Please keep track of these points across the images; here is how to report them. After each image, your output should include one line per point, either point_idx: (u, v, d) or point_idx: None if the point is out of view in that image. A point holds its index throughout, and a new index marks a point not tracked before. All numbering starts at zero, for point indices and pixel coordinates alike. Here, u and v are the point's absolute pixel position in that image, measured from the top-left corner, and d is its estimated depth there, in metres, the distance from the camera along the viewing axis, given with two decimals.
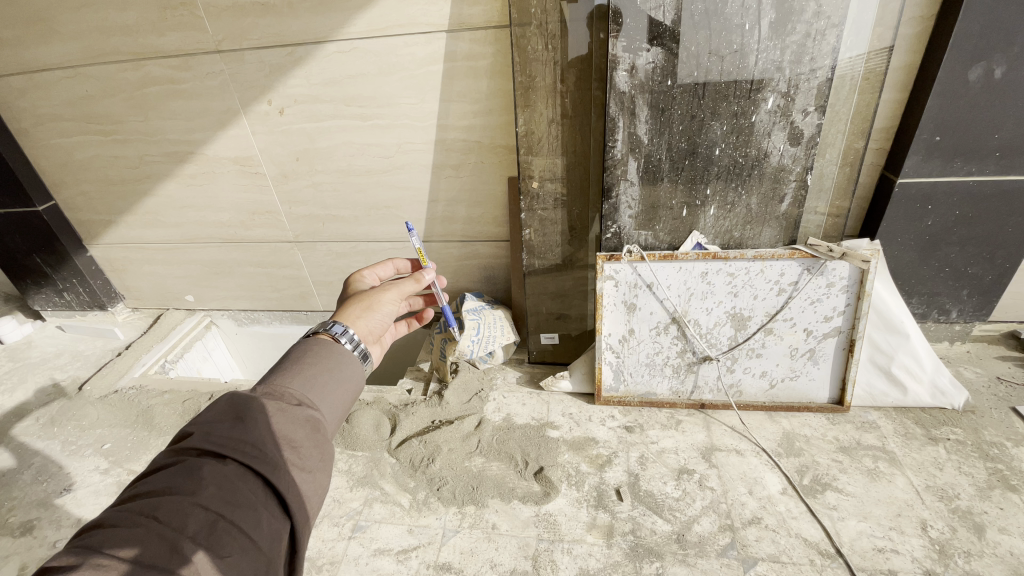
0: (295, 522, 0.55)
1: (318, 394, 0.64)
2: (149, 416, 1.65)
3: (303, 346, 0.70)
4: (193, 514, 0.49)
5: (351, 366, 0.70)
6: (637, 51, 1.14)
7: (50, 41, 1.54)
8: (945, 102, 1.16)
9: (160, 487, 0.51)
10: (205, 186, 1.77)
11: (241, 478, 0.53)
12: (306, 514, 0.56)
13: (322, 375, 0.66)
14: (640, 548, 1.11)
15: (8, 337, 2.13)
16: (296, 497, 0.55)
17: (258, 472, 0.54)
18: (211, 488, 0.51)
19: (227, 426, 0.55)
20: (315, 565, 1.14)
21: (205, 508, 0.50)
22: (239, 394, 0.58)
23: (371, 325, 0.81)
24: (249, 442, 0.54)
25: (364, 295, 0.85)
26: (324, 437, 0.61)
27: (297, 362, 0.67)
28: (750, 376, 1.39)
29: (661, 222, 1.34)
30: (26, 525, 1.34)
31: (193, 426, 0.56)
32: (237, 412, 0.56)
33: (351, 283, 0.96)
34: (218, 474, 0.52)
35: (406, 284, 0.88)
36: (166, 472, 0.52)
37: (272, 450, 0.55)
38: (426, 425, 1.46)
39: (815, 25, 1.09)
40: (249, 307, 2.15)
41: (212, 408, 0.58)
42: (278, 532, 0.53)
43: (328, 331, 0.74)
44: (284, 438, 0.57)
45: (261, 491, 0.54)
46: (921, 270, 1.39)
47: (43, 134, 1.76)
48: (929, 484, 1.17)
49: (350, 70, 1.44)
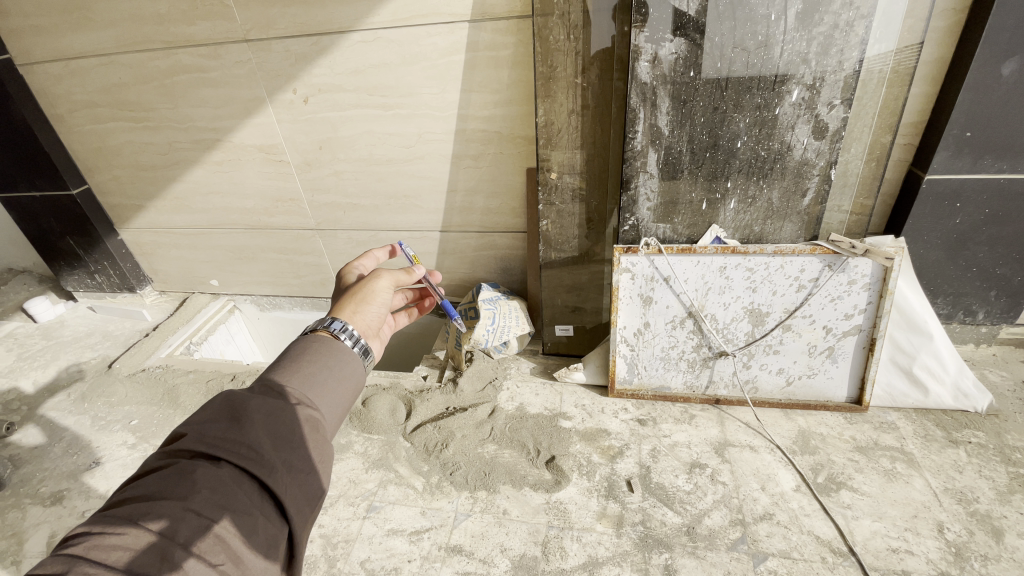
0: (292, 526, 0.55)
1: (318, 394, 0.65)
2: (174, 395, 1.70)
3: (302, 343, 0.71)
4: (185, 520, 0.50)
5: (351, 364, 0.71)
6: (660, 41, 1.13)
7: (86, 29, 1.59)
8: (976, 96, 1.12)
9: (150, 491, 0.52)
10: (231, 173, 1.82)
11: (236, 481, 0.53)
12: (304, 518, 0.57)
13: (320, 373, 0.67)
14: (649, 538, 1.11)
15: (42, 316, 2.21)
16: (293, 501, 0.56)
17: (253, 474, 0.54)
18: (204, 491, 0.52)
19: (221, 426, 0.56)
20: (330, 543, 1.18)
21: (197, 513, 0.50)
22: (234, 393, 0.59)
23: (368, 320, 0.80)
24: (245, 444, 0.55)
25: (357, 289, 0.83)
26: (323, 437, 0.61)
27: (294, 360, 0.68)
28: (767, 373, 1.38)
29: (680, 215, 1.33)
30: (56, 495, 1.41)
31: (186, 428, 0.57)
32: (233, 412, 0.57)
33: (341, 280, 0.93)
34: (212, 478, 0.53)
35: (400, 272, 0.88)
36: (157, 476, 0.53)
37: (268, 451, 0.56)
38: (440, 411, 1.48)
39: (843, 16, 1.06)
40: (272, 292, 2.20)
41: (205, 409, 0.58)
42: (275, 538, 0.54)
43: (327, 328, 0.74)
44: (282, 438, 0.57)
45: (257, 494, 0.54)
46: (948, 269, 1.36)
47: (78, 120, 1.82)
48: (947, 486, 1.15)
49: (373, 60, 1.46)
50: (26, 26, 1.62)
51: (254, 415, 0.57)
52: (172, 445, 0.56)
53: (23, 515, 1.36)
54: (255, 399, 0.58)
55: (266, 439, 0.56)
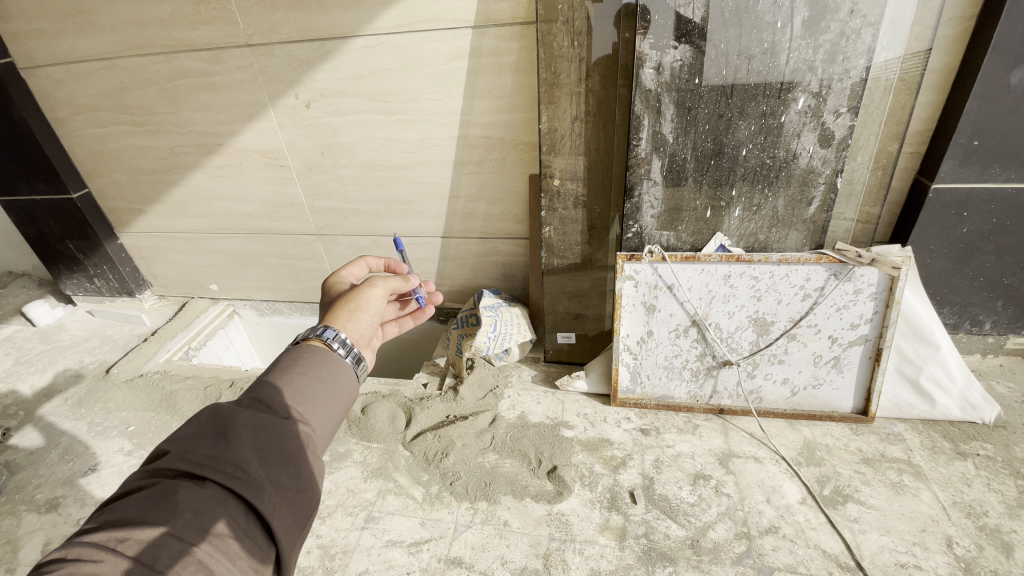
0: (279, 548, 0.54)
1: (309, 407, 0.63)
2: (172, 401, 1.69)
3: (293, 353, 0.69)
4: (166, 546, 0.48)
5: (342, 375, 0.69)
6: (665, 48, 1.12)
7: (88, 32, 1.58)
8: (984, 105, 1.11)
9: (128, 514, 0.49)
10: (232, 177, 1.81)
11: (221, 503, 0.52)
12: (293, 539, 0.55)
13: (312, 386, 0.65)
14: (653, 552, 1.09)
15: (40, 320, 2.20)
16: (281, 521, 0.54)
17: (240, 495, 0.53)
18: (188, 514, 0.49)
19: (207, 443, 0.54)
20: (328, 553, 1.16)
21: (179, 538, 0.48)
22: (222, 408, 0.58)
23: (361, 328, 0.78)
24: (232, 462, 0.53)
25: (350, 296, 0.81)
26: (313, 453, 0.60)
27: (286, 371, 0.66)
28: (771, 383, 1.36)
29: (684, 222, 1.32)
30: (51, 502, 1.39)
31: (170, 445, 0.55)
32: (220, 428, 0.55)
33: (329, 287, 0.89)
34: (195, 499, 0.50)
35: (394, 281, 0.86)
36: (137, 498, 0.51)
37: (255, 470, 0.54)
38: (440, 420, 1.46)
39: (850, 24, 1.05)
40: (272, 298, 2.19)
41: (191, 424, 0.57)
42: (260, 561, 0.52)
43: (319, 337, 0.72)
44: (270, 456, 0.56)
45: (243, 515, 0.52)
46: (954, 279, 1.35)
47: (79, 124, 1.81)
48: (955, 500, 1.13)
49: (376, 65, 1.45)
50: (28, 29, 1.62)
51: (242, 431, 0.56)
52: (155, 463, 0.54)
53: (17, 522, 1.34)
54: (242, 414, 0.57)
55: (254, 457, 0.55)
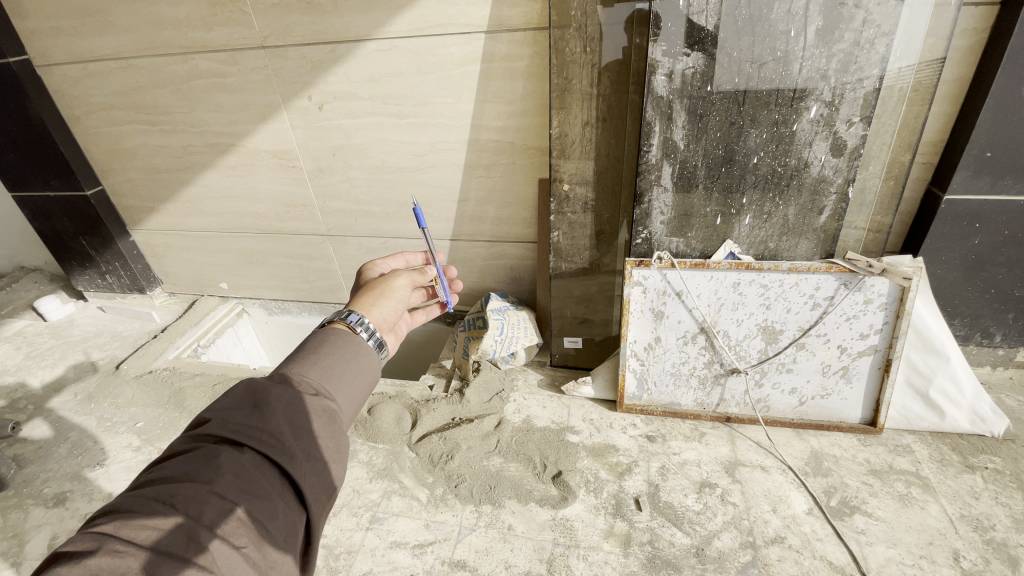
0: (309, 514, 0.54)
1: (335, 386, 0.64)
2: (180, 398, 1.70)
3: (319, 336, 0.69)
4: (210, 502, 0.49)
5: (366, 358, 0.69)
6: (677, 55, 1.12)
7: (106, 32, 1.61)
8: (997, 117, 1.11)
9: (176, 473, 0.51)
10: (244, 178, 1.82)
11: (259, 468, 0.53)
12: (322, 507, 0.56)
13: (338, 366, 0.66)
14: (657, 560, 1.09)
15: (51, 315, 2.23)
16: (312, 489, 0.55)
17: (275, 461, 0.54)
18: (228, 476, 0.51)
19: (244, 413, 0.56)
20: (333, 554, 1.16)
21: (222, 496, 0.50)
22: (257, 381, 0.58)
23: (384, 313, 0.79)
24: (267, 431, 0.54)
25: (375, 285, 0.83)
26: (340, 428, 0.60)
27: (313, 351, 0.67)
28: (779, 392, 1.36)
29: (694, 229, 1.32)
30: (59, 496, 1.40)
31: (211, 414, 0.57)
32: (254, 400, 0.56)
33: (359, 274, 0.92)
34: (235, 462, 0.52)
35: (416, 273, 0.89)
36: (182, 459, 0.52)
37: (289, 440, 0.55)
38: (446, 422, 1.46)
39: (864, 34, 1.05)
40: (280, 297, 2.21)
41: (229, 395, 0.58)
42: (292, 525, 0.53)
43: (343, 321, 0.72)
44: (301, 428, 0.57)
45: (278, 481, 0.54)
46: (965, 290, 1.34)
47: (95, 122, 1.84)
48: (964, 513, 1.12)
49: (389, 69, 1.46)
50: (46, 28, 1.64)
51: (275, 403, 0.56)
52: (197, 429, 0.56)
53: (25, 516, 1.36)
54: (276, 388, 0.58)
55: (287, 427, 0.56)
